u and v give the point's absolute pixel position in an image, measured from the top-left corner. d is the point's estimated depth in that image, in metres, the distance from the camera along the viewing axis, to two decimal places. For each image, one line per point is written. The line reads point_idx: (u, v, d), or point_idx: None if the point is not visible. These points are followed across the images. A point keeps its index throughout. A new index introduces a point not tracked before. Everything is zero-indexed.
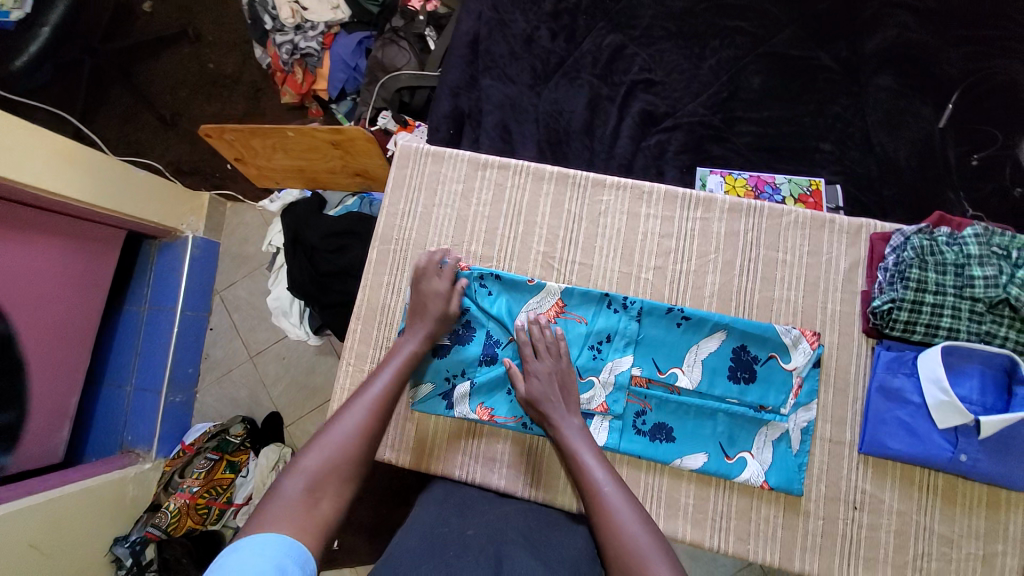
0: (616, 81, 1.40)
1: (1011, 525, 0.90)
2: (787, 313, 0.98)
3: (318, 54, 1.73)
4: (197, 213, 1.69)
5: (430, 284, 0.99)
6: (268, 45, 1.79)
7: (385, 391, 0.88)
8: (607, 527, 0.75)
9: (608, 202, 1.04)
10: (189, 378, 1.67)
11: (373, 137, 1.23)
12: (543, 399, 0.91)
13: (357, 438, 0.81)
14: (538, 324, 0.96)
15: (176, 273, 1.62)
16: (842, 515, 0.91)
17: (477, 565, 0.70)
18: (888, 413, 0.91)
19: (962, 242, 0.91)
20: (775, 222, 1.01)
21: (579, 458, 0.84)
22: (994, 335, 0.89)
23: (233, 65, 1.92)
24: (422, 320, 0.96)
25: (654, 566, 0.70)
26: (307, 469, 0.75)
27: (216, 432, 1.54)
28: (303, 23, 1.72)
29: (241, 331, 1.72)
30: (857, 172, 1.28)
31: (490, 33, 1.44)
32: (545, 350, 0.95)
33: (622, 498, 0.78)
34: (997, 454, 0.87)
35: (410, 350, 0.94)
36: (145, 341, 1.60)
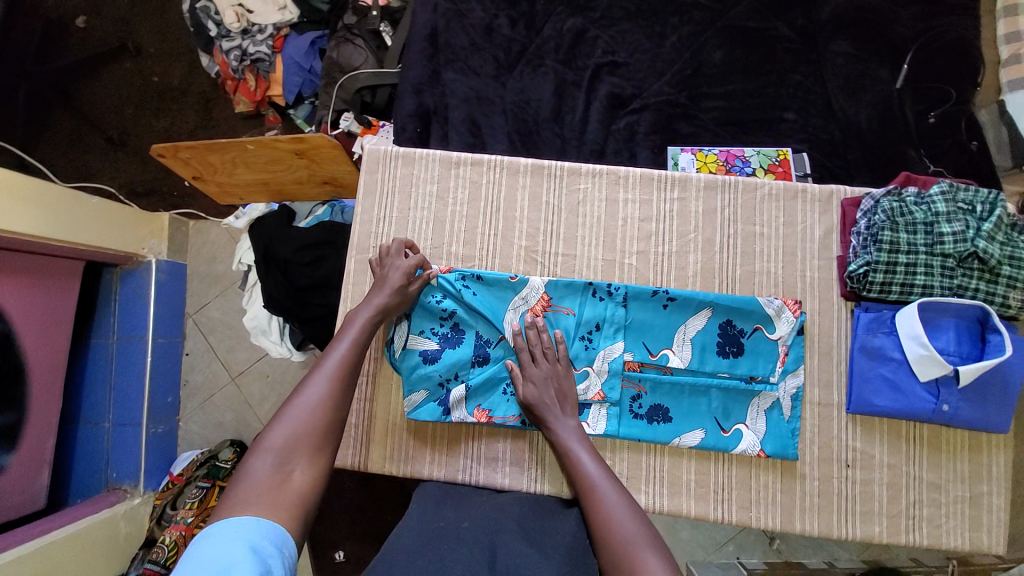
0: (581, 65, 1.39)
1: (993, 465, 0.94)
2: (769, 285, 0.99)
3: (270, 59, 1.66)
4: (158, 235, 1.60)
5: (392, 262, 0.97)
6: (215, 53, 1.71)
7: (344, 359, 0.85)
8: (599, 519, 0.77)
9: (586, 189, 1.04)
10: (170, 408, 1.62)
11: (338, 143, 1.18)
12: (540, 403, 0.91)
13: (322, 409, 0.79)
14: (534, 328, 0.95)
15: (143, 300, 1.55)
16: (836, 474, 0.94)
17: (472, 559, 0.70)
18: (872, 371, 0.94)
19: (929, 201, 0.94)
20: (749, 196, 1.02)
21: (573, 453, 0.86)
22: (966, 287, 0.92)
23: (180, 76, 1.83)
24: (380, 289, 0.94)
25: (642, 554, 0.71)
26: (271, 446, 0.73)
27: (204, 458, 1.51)
28: (249, 27, 1.64)
29: (219, 353, 1.66)
30: (822, 138, 1.30)
31: (448, 25, 1.40)
32: (542, 356, 0.95)
33: (614, 491, 0.80)
34: (975, 400, 0.91)
35: (369, 316, 0.91)
36: (118, 374, 1.52)
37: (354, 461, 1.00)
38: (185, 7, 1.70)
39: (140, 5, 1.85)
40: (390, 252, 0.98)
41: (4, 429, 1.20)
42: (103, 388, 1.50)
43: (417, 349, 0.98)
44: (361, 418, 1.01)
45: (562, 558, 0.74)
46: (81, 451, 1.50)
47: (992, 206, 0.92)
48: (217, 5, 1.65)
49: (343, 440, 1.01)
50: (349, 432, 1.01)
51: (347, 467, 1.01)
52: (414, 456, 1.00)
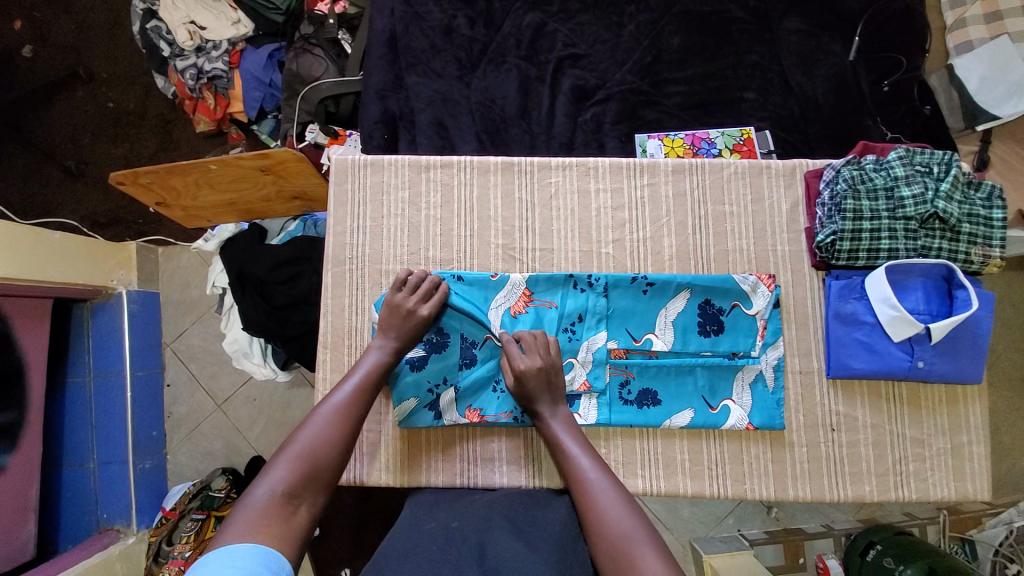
0: (543, 60, 1.39)
1: (970, 415, 0.98)
2: (743, 263, 1.01)
3: (227, 76, 1.63)
4: (126, 265, 1.56)
5: (394, 297, 0.95)
6: (170, 74, 1.67)
7: (352, 398, 0.85)
8: (592, 514, 0.77)
9: (557, 183, 1.04)
10: (156, 442, 1.58)
11: (303, 156, 1.16)
12: (534, 396, 0.90)
13: (329, 445, 0.79)
14: (533, 332, 0.94)
15: (118, 333, 1.50)
16: (823, 439, 0.97)
17: (460, 557, 0.72)
18: (847, 336, 0.96)
19: (888, 166, 0.96)
20: (717, 176, 1.03)
21: (565, 447, 0.86)
22: (930, 247, 0.95)
23: (135, 101, 1.77)
24: (395, 332, 0.93)
25: (639, 548, 0.71)
26: (278, 478, 0.72)
27: (197, 490, 1.47)
28: (203, 44, 1.61)
29: (202, 380, 1.63)
30: (782, 114, 1.34)
31: (406, 28, 1.39)
32: (535, 349, 0.92)
33: (607, 484, 0.80)
34: (947, 355, 0.94)
35: (381, 360, 0.91)
36: (99, 413, 1.48)
37: (350, 476, 0.99)
38: (136, 29, 1.67)
39: (87, 30, 1.79)
40: (400, 284, 0.96)
41: (5, 427, 1.21)
42: (84, 428, 1.45)
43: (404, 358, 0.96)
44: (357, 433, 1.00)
45: (550, 548, 0.76)
46: (66, 495, 1.44)
47: (948, 167, 0.95)
48: (168, 24, 1.61)
49: None
50: None
51: (342, 482, 1.00)
52: (411, 466, 0.99)
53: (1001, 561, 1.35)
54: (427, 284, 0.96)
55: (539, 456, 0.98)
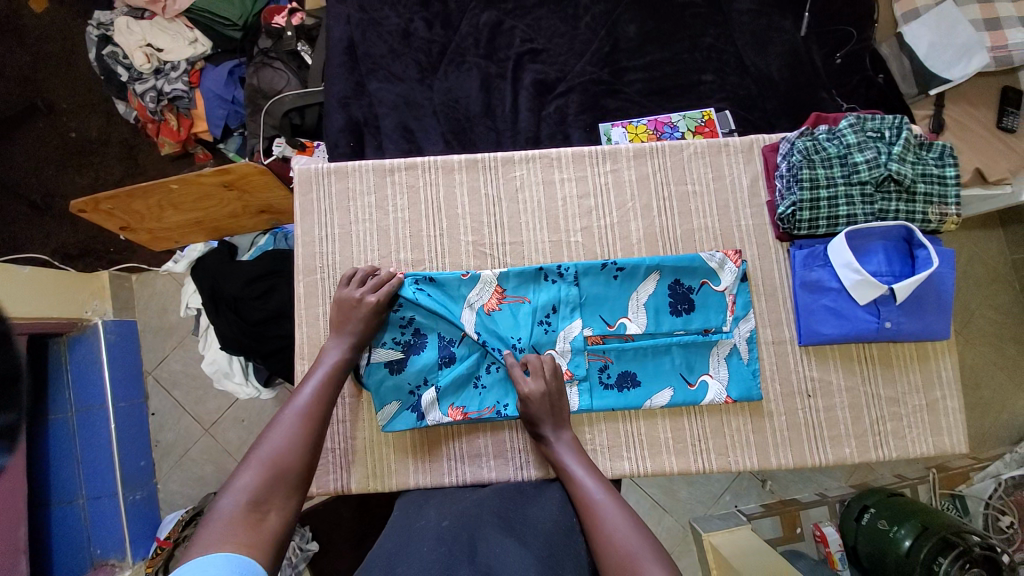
0: (502, 56, 1.41)
1: (941, 370, 1.01)
2: (709, 240, 1.02)
3: (188, 96, 1.61)
4: (100, 295, 1.54)
5: (347, 293, 0.95)
6: (130, 98, 1.64)
7: (315, 397, 0.86)
8: (598, 532, 0.78)
9: (522, 175, 1.03)
10: (145, 472, 1.56)
11: (266, 169, 1.14)
12: (540, 420, 0.91)
13: (293, 447, 0.79)
14: (538, 358, 0.94)
15: (96, 365, 1.48)
16: (800, 406, 0.98)
17: (450, 554, 0.72)
18: (815, 304, 0.97)
19: (840, 135, 0.97)
20: (677, 157, 1.04)
21: (571, 469, 0.87)
22: (888, 210, 0.96)
23: (98, 128, 1.74)
24: (347, 328, 0.93)
25: (644, 565, 0.72)
26: (243, 487, 0.71)
27: (191, 517, 1.44)
28: (161, 66, 1.60)
29: (188, 406, 1.61)
30: (740, 94, 1.37)
31: (364, 35, 1.41)
32: (538, 373, 0.93)
33: (616, 507, 0.80)
34: (912, 313, 0.96)
35: (339, 357, 0.91)
36: (83, 446, 1.44)
37: (337, 485, 0.99)
38: (91, 56, 1.64)
39: (42, 60, 1.75)
40: (347, 280, 0.97)
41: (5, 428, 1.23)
42: (68, 463, 1.41)
43: (382, 361, 0.97)
44: (339, 441, 0.99)
45: (539, 543, 0.77)
46: (54, 536, 1.40)
47: (899, 131, 0.96)
48: (124, 49, 1.59)
49: (323, 466, 0.99)
50: (328, 456, 0.99)
51: (329, 492, 1.00)
52: (395, 469, 0.99)
53: (993, 513, 1.41)
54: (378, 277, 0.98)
55: (519, 446, 0.99)
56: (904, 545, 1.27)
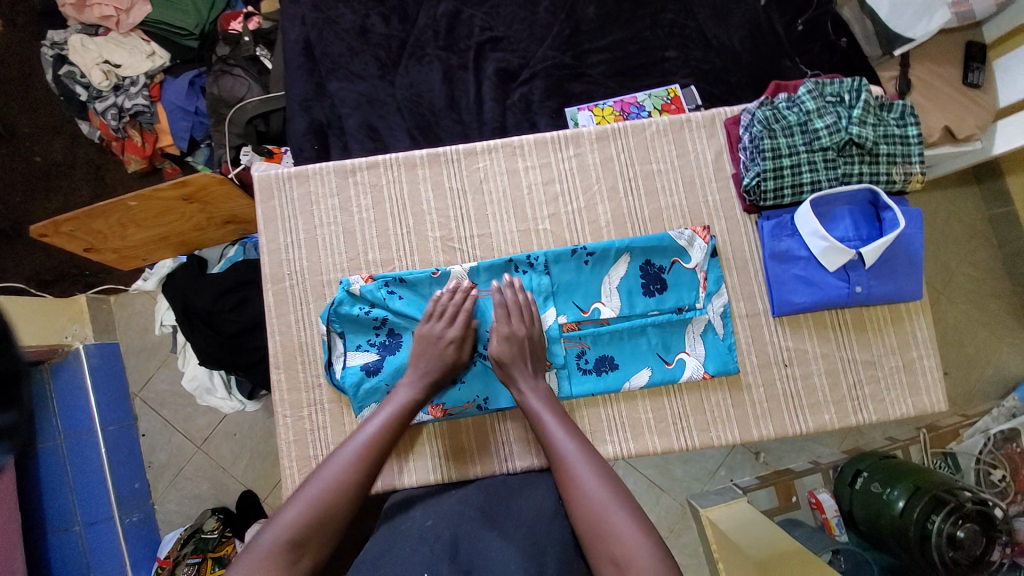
0: (463, 47, 1.40)
1: (916, 330, 1.00)
2: (678, 218, 1.01)
3: (151, 110, 1.58)
4: (79, 320, 1.52)
5: (431, 327, 0.93)
6: (92, 117, 1.61)
7: (379, 436, 0.83)
8: (566, 479, 0.78)
9: (485, 166, 1.02)
10: (140, 493, 1.54)
11: (225, 178, 1.12)
12: (511, 361, 0.90)
13: (345, 488, 0.76)
14: (512, 288, 0.95)
15: (82, 391, 1.47)
16: (777, 376, 0.98)
17: (432, 554, 0.72)
18: (785, 274, 0.97)
19: (799, 102, 0.96)
20: (641, 137, 1.02)
21: (541, 421, 0.85)
22: (851, 174, 0.95)
23: (63, 150, 1.71)
24: (426, 364, 0.91)
25: (611, 515, 0.73)
26: (288, 523, 0.70)
27: (189, 535, 1.46)
28: (121, 83, 1.57)
29: (178, 424, 1.60)
30: (704, 68, 1.36)
31: (321, 34, 1.39)
32: (514, 311, 0.94)
33: (583, 453, 0.80)
34: (883, 276, 0.95)
35: (411, 397, 0.88)
36: (76, 472, 1.42)
37: None
38: (48, 77, 1.59)
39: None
40: (430, 312, 0.94)
41: None
42: (61, 492, 1.38)
43: (358, 365, 0.96)
44: (323, 447, 0.97)
45: (521, 535, 0.78)
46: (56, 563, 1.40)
47: (858, 93, 0.95)
48: (81, 68, 1.56)
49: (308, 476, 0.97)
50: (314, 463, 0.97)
51: None
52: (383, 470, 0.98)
53: (985, 468, 1.45)
54: (456, 305, 0.95)
55: (513, 441, 0.99)
56: (898, 506, 1.29)
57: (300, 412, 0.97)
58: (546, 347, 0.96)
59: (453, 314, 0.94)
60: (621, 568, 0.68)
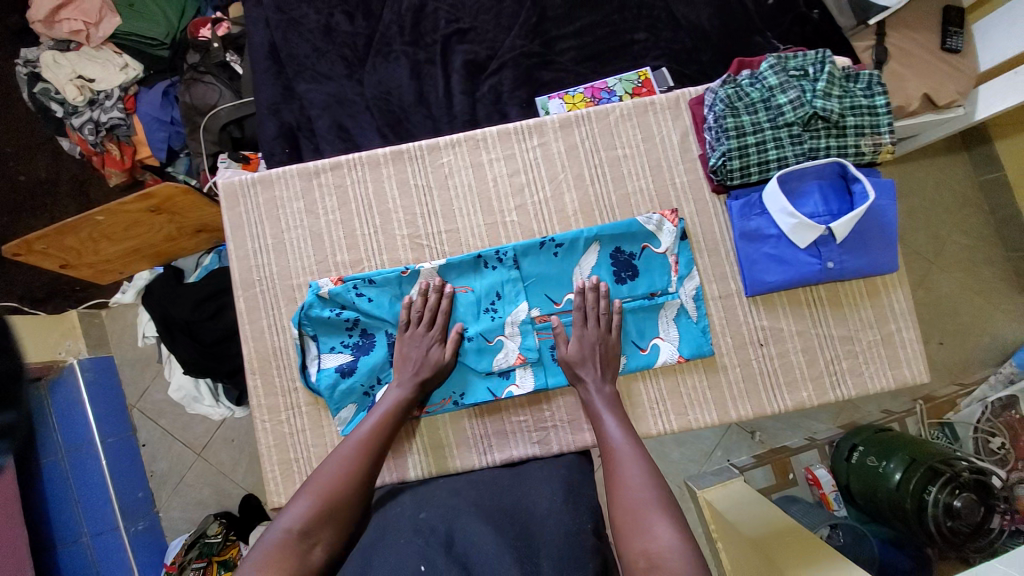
0: (429, 41, 1.38)
1: (893, 302, 0.98)
2: (646, 202, 1.00)
3: (127, 123, 1.58)
4: (72, 335, 1.53)
5: (411, 333, 0.95)
6: (70, 133, 1.61)
7: (373, 432, 0.87)
8: (614, 475, 0.81)
9: (449, 161, 1.01)
10: (144, 503, 1.56)
11: (189, 187, 1.12)
12: (580, 363, 0.92)
13: (346, 483, 0.80)
14: (591, 291, 0.95)
15: (79, 405, 1.48)
16: (753, 356, 0.97)
17: (427, 548, 0.72)
18: (756, 253, 0.96)
19: (762, 78, 0.94)
20: (605, 123, 1.01)
21: (601, 419, 0.88)
22: (817, 148, 0.93)
23: (45, 168, 1.71)
24: (410, 368, 0.93)
25: (650, 517, 0.75)
26: (296, 517, 0.75)
27: (192, 541, 1.47)
28: (95, 97, 1.56)
29: (176, 433, 1.62)
30: (674, 48, 1.34)
31: (285, 36, 1.38)
32: (592, 318, 0.95)
33: (634, 455, 0.82)
34: (856, 250, 0.94)
35: (400, 397, 0.91)
36: (81, 486, 1.45)
37: None
38: (25, 95, 1.60)
39: None
40: (407, 321, 0.96)
41: None
42: (66, 506, 1.41)
43: (333, 367, 0.96)
44: (303, 450, 0.97)
45: (513, 528, 0.77)
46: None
47: (822, 65, 0.94)
48: (55, 84, 1.56)
49: (289, 477, 0.97)
50: (294, 466, 0.97)
51: None
52: None
53: (984, 436, 1.43)
54: (433, 307, 0.96)
55: (560, 421, 0.97)
56: (893, 479, 1.29)
57: (278, 416, 0.98)
58: (621, 342, 0.95)
59: (430, 318, 0.96)
60: (651, 565, 0.70)
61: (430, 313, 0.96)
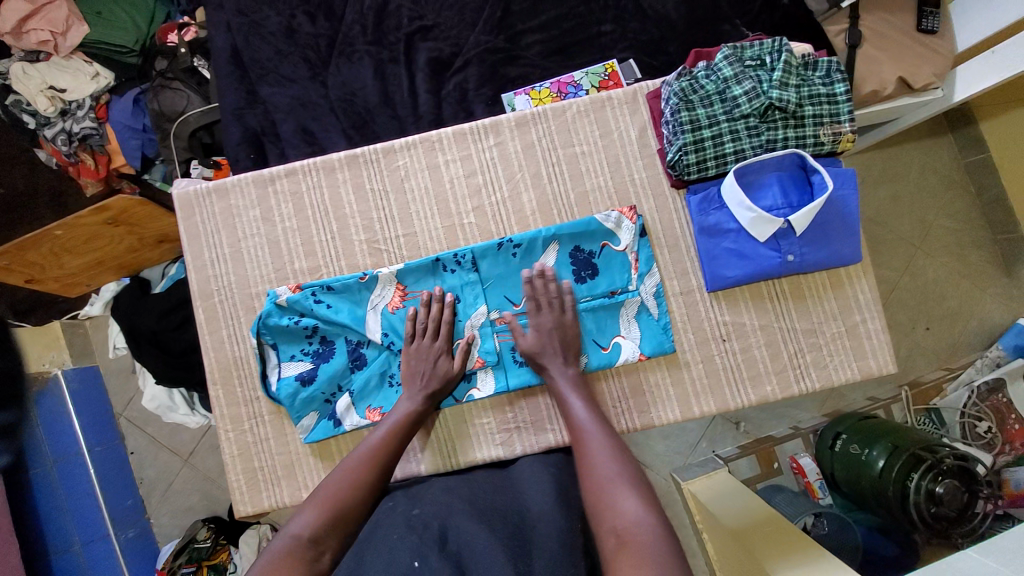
0: (393, 39, 1.36)
1: (857, 293, 0.97)
2: (605, 200, 0.99)
3: (100, 132, 1.57)
4: (55, 347, 1.53)
5: (419, 345, 0.94)
6: (43, 144, 1.60)
7: (385, 442, 0.86)
8: (581, 454, 0.81)
9: (405, 164, 0.99)
10: (133, 510, 1.57)
11: (144, 198, 1.14)
12: (541, 352, 0.91)
13: (355, 490, 0.80)
14: (540, 277, 0.95)
15: (65, 416, 1.48)
16: (716, 351, 0.97)
17: (421, 544, 0.68)
18: (716, 248, 0.94)
19: (717, 69, 0.93)
20: (561, 120, 0.99)
21: (567, 400, 0.89)
22: (775, 140, 0.92)
23: (23, 179, 1.70)
24: (421, 377, 0.92)
25: (618, 491, 0.74)
26: (307, 523, 0.74)
27: (182, 546, 1.47)
28: (67, 107, 1.55)
29: (163, 440, 1.63)
30: (641, 40, 1.32)
31: (247, 39, 1.36)
32: (545, 304, 0.94)
33: (599, 434, 0.83)
34: (816, 242, 0.93)
35: (413, 407, 0.90)
36: (69, 497, 1.44)
37: (272, 503, 0.97)
38: None
39: None
40: (414, 331, 0.95)
41: None
42: (56, 516, 1.40)
43: (293, 375, 0.96)
44: (268, 459, 0.97)
45: (506, 526, 0.73)
46: None
47: (778, 54, 0.92)
48: (25, 95, 1.53)
49: (255, 487, 0.97)
50: (259, 475, 0.97)
51: (265, 510, 0.98)
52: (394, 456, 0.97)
53: (970, 421, 1.44)
54: (439, 318, 0.95)
55: (520, 423, 0.97)
56: (878, 466, 1.27)
57: (242, 426, 0.97)
58: (580, 340, 0.95)
59: (436, 330, 0.95)
60: (620, 539, 0.68)
61: (436, 324, 0.95)
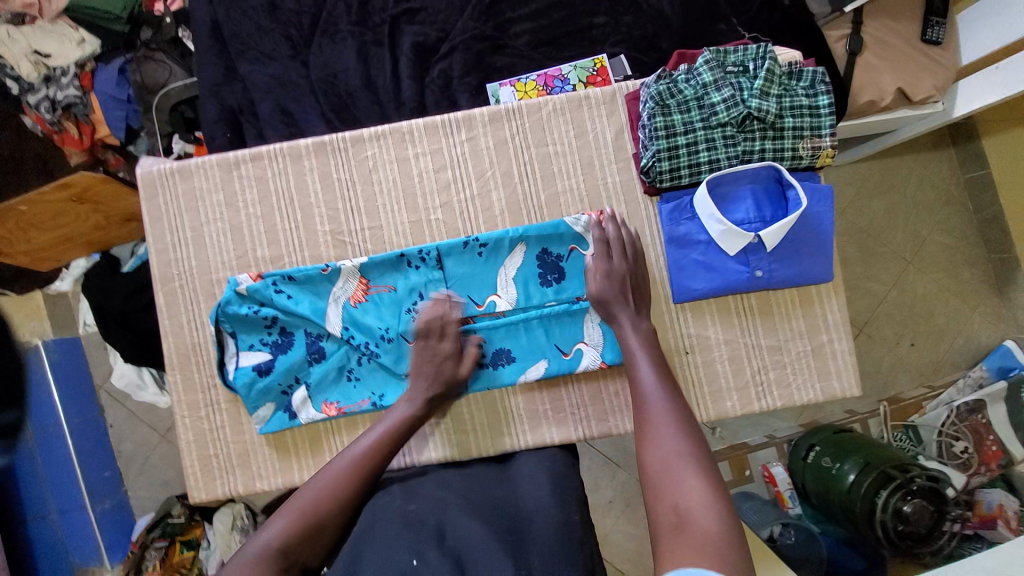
0: (377, 21, 1.31)
1: (826, 313, 0.95)
2: (576, 203, 0.96)
3: (84, 101, 1.53)
4: (37, 317, 1.54)
5: (430, 347, 0.91)
6: (28, 111, 1.58)
7: (371, 451, 0.84)
8: (648, 425, 0.79)
9: (374, 155, 0.97)
10: (111, 481, 1.57)
11: (106, 175, 1.13)
12: (612, 299, 0.89)
13: (329, 501, 0.78)
14: (612, 221, 0.93)
15: (42, 386, 1.46)
16: (678, 363, 0.95)
17: (418, 541, 0.70)
18: (684, 259, 0.93)
19: (697, 74, 0.90)
20: (536, 117, 0.96)
21: (635, 363, 0.87)
22: (751, 151, 0.89)
23: (8, 146, 1.68)
24: (423, 380, 0.90)
25: (682, 471, 0.72)
26: (278, 532, 0.73)
27: (156, 519, 1.48)
28: (50, 73, 1.51)
29: (142, 415, 1.62)
30: (635, 34, 1.27)
31: (228, 13, 1.32)
32: (616, 249, 0.92)
33: (666, 407, 0.80)
34: (786, 259, 0.91)
35: (408, 413, 0.88)
36: (47, 464, 1.43)
37: (225, 490, 0.97)
38: None
39: None
40: (425, 332, 0.91)
41: None
42: (34, 484, 1.40)
43: (251, 365, 0.95)
44: (223, 445, 0.97)
45: (504, 522, 0.74)
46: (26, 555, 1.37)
47: (762, 61, 0.89)
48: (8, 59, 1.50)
49: (210, 472, 0.97)
50: (215, 462, 0.97)
51: (222, 497, 0.98)
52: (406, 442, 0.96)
53: (946, 440, 1.42)
54: (447, 320, 0.92)
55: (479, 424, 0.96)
56: (847, 480, 1.26)
57: (198, 412, 0.97)
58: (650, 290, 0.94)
59: (446, 329, 0.92)
60: (681, 519, 0.67)
61: (445, 325, 0.92)
